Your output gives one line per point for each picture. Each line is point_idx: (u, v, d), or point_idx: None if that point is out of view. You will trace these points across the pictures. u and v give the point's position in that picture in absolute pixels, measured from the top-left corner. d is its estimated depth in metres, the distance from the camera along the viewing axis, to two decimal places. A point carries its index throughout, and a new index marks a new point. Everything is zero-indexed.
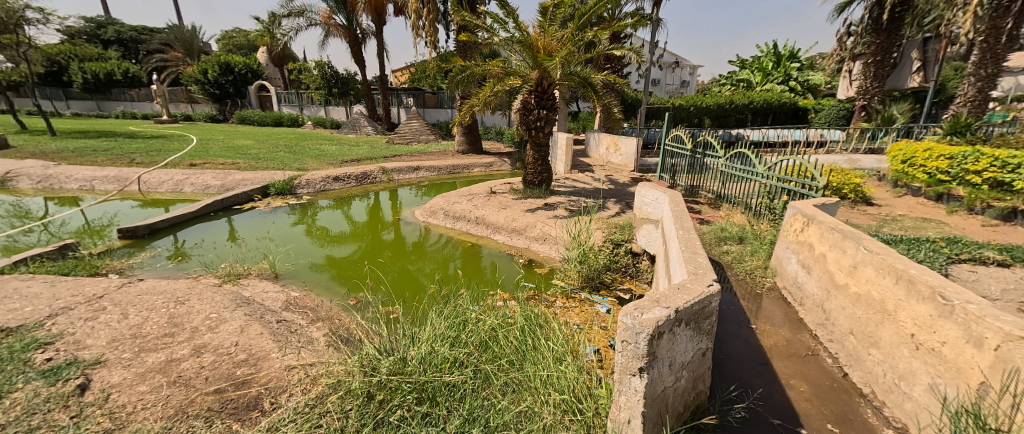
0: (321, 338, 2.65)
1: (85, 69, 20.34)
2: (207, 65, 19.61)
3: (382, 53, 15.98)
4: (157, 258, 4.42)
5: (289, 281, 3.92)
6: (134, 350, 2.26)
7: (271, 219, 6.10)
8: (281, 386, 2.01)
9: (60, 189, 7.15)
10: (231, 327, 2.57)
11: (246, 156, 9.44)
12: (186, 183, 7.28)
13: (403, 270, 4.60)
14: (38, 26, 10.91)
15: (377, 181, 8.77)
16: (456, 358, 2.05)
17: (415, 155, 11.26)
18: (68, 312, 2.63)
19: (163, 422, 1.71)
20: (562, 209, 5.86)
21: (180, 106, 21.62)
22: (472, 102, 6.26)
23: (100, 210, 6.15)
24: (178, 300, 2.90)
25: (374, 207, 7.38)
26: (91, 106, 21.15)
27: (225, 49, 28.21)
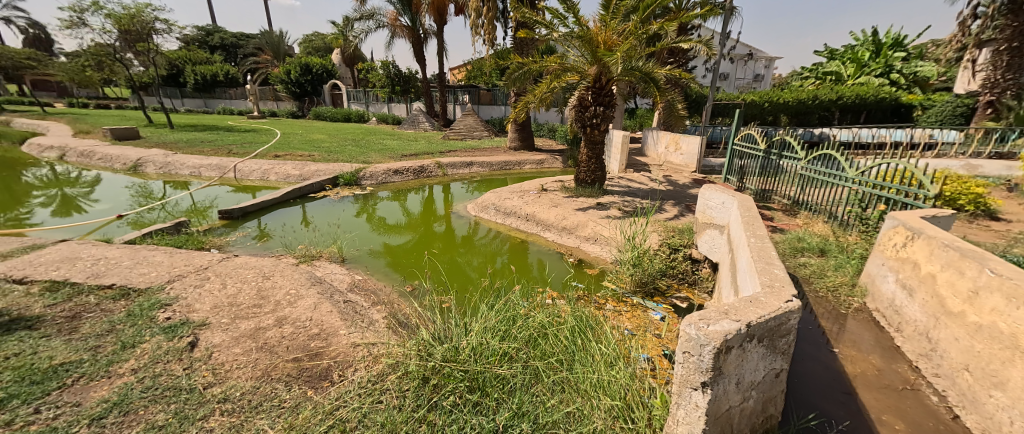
0: (382, 320, 2.84)
1: (196, 72, 23.62)
2: (290, 66, 21.80)
3: (442, 52, 16.60)
4: (247, 237, 5.03)
5: (354, 265, 4.26)
6: (231, 316, 2.61)
7: (338, 207, 6.64)
8: (347, 361, 2.18)
9: (176, 174, 8.41)
10: (307, 303, 2.85)
11: (320, 149, 10.36)
12: (271, 172, 8.18)
13: (454, 261, 4.77)
14: (164, 35, 12.88)
15: (432, 175, 9.14)
16: (506, 351, 2.08)
17: (469, 151, 11.56)
18: (182, 279, 3.09)
19: (253, 381, 1.95)
20: (615, 209, 5.67)
21: (268, 104, 24.30)
22: (528, 99, 6.27)
23: (204, 194, 7.13)
24: (264, 275, 3.28)
25: (428, 200, 7.72)
26: (199, 103, 24.55)
27: (306, 51, 31.14)
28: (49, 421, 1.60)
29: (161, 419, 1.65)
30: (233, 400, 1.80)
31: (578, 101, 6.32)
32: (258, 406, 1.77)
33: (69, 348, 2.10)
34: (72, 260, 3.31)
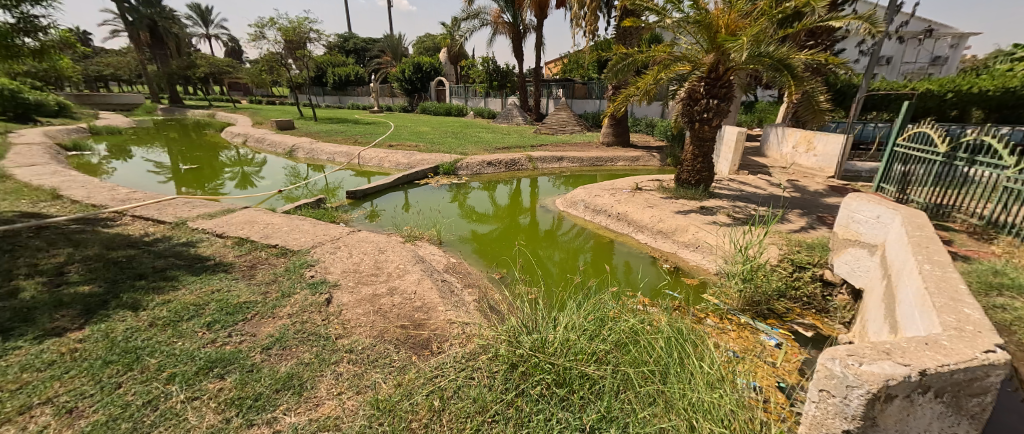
0: (473, 301, 3.02)
1: (334, 73, 28.01)
2: (405, 66, 24.34)
3: (540, 46, 16.71)
4: (364, 215, 5.81)
5: (449, 248, 4.60)
6: (355, 282, 3.05)
7: (436, 194, 7.23)
8: (444, 335, 2.37)
9: (316, 159, 10.13)
10: (412, 278, 3.17)
11: (425, 140, 11.39)
12: (386, 160, 9.29)
13: (538, 254, 4.80)
14: (314, 43, 15.50)
15: (523, 168, 9.33)
16: (595, 351, 2.01)
17: (559, 145, 11.47)
18: (320, 246, 3.72)
19: (371, 339, 2.26)
20: (722, 215, 5.05)
21: (385, 99, 27.60)
22: (630, 92, 5.92)
23: (336, 176, 8.45)
24: (379, 249, 3.76)
25: (515, 192, 7.90)
26: (335, 100, 29.08)
27: (419, 51, 34.47)
28: (238, 344, 2.09)
29: (307, 358, 2.02)
30: (356, 352, 2.11)
31: (687, 94, 5.74)
32: (374, 360, 2.04)
33: (249, 291, 2.70)
34: (250, 223, 4.23)
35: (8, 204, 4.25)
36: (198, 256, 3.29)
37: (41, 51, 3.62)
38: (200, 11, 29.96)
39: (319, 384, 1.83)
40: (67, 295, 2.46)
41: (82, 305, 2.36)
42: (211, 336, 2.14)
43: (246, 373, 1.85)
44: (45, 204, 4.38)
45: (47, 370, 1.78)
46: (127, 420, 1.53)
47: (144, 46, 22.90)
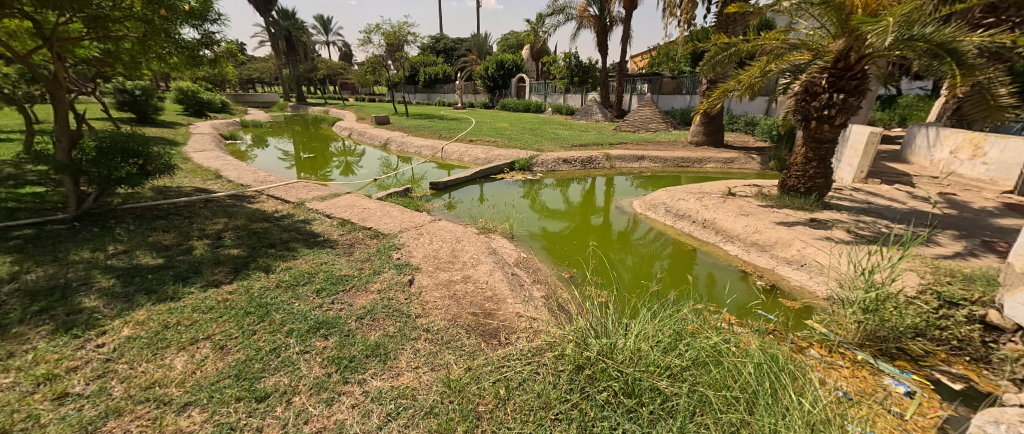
0: (542, 297, 3.04)
1: (426, 72, 30.24)
2: (489, 63, 25.20)
3: (627, 39, 15.95)
4: (443, 206, 6.19)
5: (519, 243, 4.68)
6: (434, 267, 3.28)
7: (510, 190, 7.39)
8: (512, 327, 2.43)
9: (406, 151, 11.07)
10: (484, 268, 3.30)
11: (504, 136, 11.70)
12: (466, 154, 9.77)
13: (610, 257, 4.63)
14: (410, 44, 16.88)
15: (599, 167, 9.05)
16: (669, 366, 1.87)
17: (641, 144, 10.85)
18: (406, 231, 4.07)
19: (446, 321, 2.42)
20: (839, 230, 4.30)
21: (469, 96, 29.00)
22: (729, 86, 5.33)
23: (422, 168, 9.15)
24: (457, 238, 3.98)
25: (589, 191, 7.71)
26: (425, 97, 31.43)
27: (503, 49, 35.49)
28: (338, 310, 2.40)
29: (392, 331, 2.24)
30: (432, 332, 2.27)
31: (804, 87, 4.96)
32: (448, 342, 2.19)
33: (348, 266, 3.09)
34: (351, 207, 4.81)
35: (187, 180, 5.47)
36: (311, 232, 3.85)
37: (213, 60, 4.53)
38: (321, 20, 34.70)
39: (400, 356, 2.02)
40: (222, 255, 3.08)
41: (231, 264, 2.93)
42: (319, 301, 2.49)
43: (344, 336, 2.13)
44: (210, 182, 5.53)
45: (207, 313, 2.26)
46: (257, 361, 1.87)
47: (280, 53, 27.41)
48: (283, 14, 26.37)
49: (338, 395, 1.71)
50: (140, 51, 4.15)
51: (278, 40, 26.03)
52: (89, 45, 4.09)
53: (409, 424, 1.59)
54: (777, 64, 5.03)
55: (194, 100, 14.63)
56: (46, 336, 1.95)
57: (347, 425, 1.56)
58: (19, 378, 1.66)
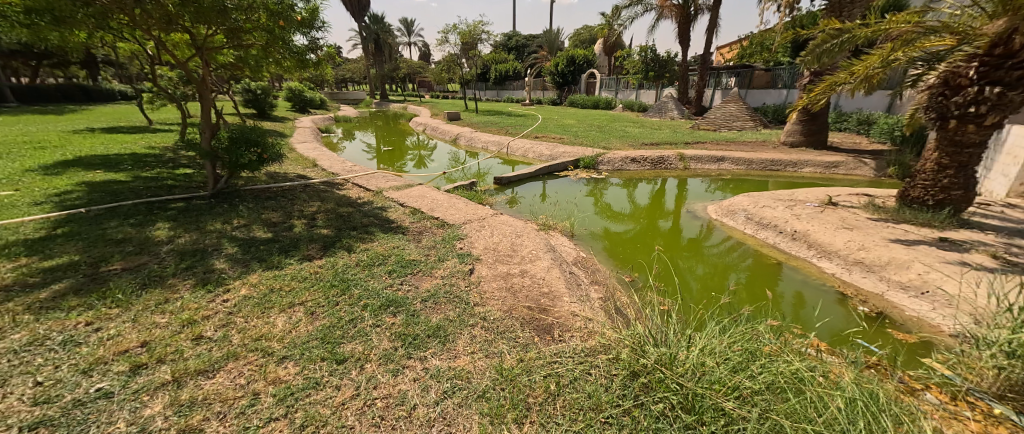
0: (599, 299, 2.97)
1: (497, 69, 30.96)
2: (560, 59, 24.98)
3: (712, 29, 14.67)
4: (505, 200, 6.32)
5: (579, 242, 4.62)
6: (493, 259, 3.38)
7: (574, 187, 7.31)
8: (567, 324, 2.43)
9: (473, 146, 11.50)
10: (542, 264, 3.32)
11: (570, 133, 11.56)
12: (531, 151, 9.85)
13: (678, 264, 4.35)
14: (484, 42, 17.40)
15: (672, 167, 8.52)
16: (738, 387, 1.70)
17: (722, 143, 9.96)
18: (469, 223, 4.25)
19: (502, 312, 2.50)
20: (979, 255, 3.52)
21: (537, 93, 29.13)
22: (836, 79, 4.64)
23: (487, 163, 9.43)
24: (517, 232, 4.06)
25: (657, 192, 7.30)
26: (494, 94, 32.27)
27: (574, 44, 34.93)
28: (406, 291, 2.63)
29: (452, 315, 2.39)
30: (488, 321, 2.37)
31: (940, 79, 4.13)
32: (502, 332, 2.26)
33: (416, 251, 3.34)
34: (421, 197, 5.16)
35: (291, 167, 6.33)
36: (387, 218, 4.23)
37: (317, 61, 5.17)
38: (405, 23, 37.31)
39: (457, 340, 2.14)
40: (316, 234, 3.54)
41: (322, 242, 3.36)
42: (390, 281, 2.74)
43: (410, 315, 2.32)
44: (308, 170, 6.34)
45: (303, 282, 2.62)
46: (338, 328, 2.13)
47: (369, 54, 30.15)
48: (373, 19, 28.90)
49: (402, 368, 1.87)
50: (263, 56, 4.89)
51: (368, 42, 28.63)
52: (227, 52, 4.95)
53: (462, 403, 1.70)
54: (905, 51, 4.22)
55: (299, 98, 16.78)
56: (191, 288, 2.44)
57: (409, 396, 1.70)
58: (173, 319, 2.11)
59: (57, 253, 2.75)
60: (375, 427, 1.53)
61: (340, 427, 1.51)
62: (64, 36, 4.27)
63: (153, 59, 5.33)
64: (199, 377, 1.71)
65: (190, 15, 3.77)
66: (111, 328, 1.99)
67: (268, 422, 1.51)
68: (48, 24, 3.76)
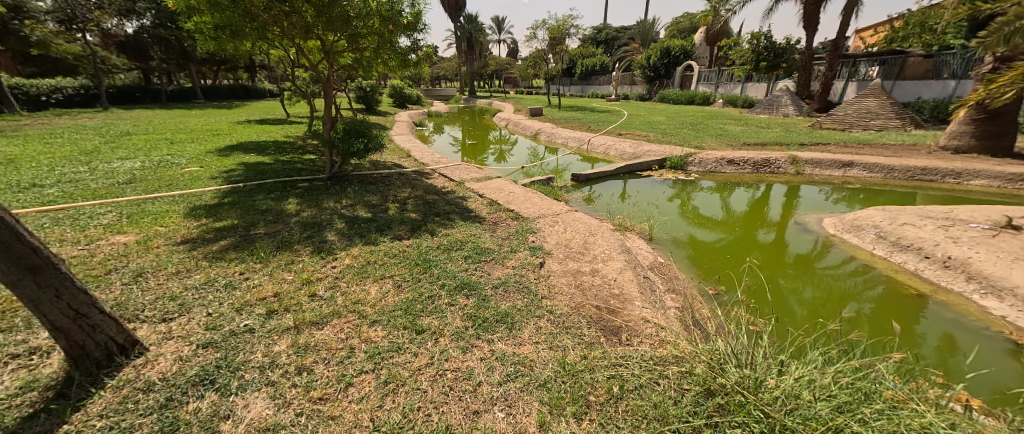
0: (676, 307, 2.77)
1: (583, 64, 30.29)
2: (652, 51, 23.45)
3: (849, 10, 12.40)
4: (582, 198, 6.21)
5: (659, 246, 4.33)
6: (564, 255, 3.37)
7: (657, 188, 6.87)
8: (637, 330, 2.31)
9: (553, 142, 11.51)
10: (615, 265, 3.17)
11: (658, 130, 10.88)
12: (612, 148, 9.52)
13: (778, 281, 3.81)
14: (573, 36, 17.18)
15: (778, 171, 7.49)
16: (842, 429, 1.45)
17: (849, 146, 8.42)
18: (543, 218, 4.30)
19: (569, 308, 2.49)
20: None
21: (625, 88, 27.88)
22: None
23: (566, 160, 9.34)
24: (591, 231, 3.96)
25: (758, 199, 6.48)
26: (579, 90, 31.73)
27: (671, 34, 32.48)
28: (479, 276, 2.81)
29: (520, 304, 2.47)
30: (555, 315, 2.40)
31: None
32: (568, 327, 2.27)
33: (491, 240, 3.51)
34: (499, 189, 5.38)
35: (389, 157, 7.09)
36: (467, 207, 4.50)
37: (417, 61, 5.69)
38: (496, 21, 38.53)
39: (523, 328, 2.22)
40: (406, 217, 3.94)
41: (411, 225, 3.73)
42: (467, 266, 2.95)
43: (481, 299, 2.48)
44: (403, 160, 7.02)
45: (394, 258, 2.96)
46: (419, 303, 2.37)
47: (462, 53, 31.92)
48: (467, 19, 30.46)
49: (471, 346, 2.02)
50: (373, 58, 5.55)
51: (461, 41, 30.31)
52: (346, 55, 5.73)
53: (524, 388, 1.77)
54: None
55: (399, 94, 18.56)
56: (310, 253, 2.93)
57: (475, 373, 1.83)
58: (296, 277, 2.57)
59: (222, 217, 3.52)
60: (444, 395, 1.69)
61: (415, 390, 1.70)
62: (235, 46, 5.37)
63: (293, 62, 6.42)
64: (312, 327, 2.06)
65: (321, 24, 4.46)
66: (255, 279, 2.50)
67: (359, 373, 1.76)
68: (225, 37, 4.77)
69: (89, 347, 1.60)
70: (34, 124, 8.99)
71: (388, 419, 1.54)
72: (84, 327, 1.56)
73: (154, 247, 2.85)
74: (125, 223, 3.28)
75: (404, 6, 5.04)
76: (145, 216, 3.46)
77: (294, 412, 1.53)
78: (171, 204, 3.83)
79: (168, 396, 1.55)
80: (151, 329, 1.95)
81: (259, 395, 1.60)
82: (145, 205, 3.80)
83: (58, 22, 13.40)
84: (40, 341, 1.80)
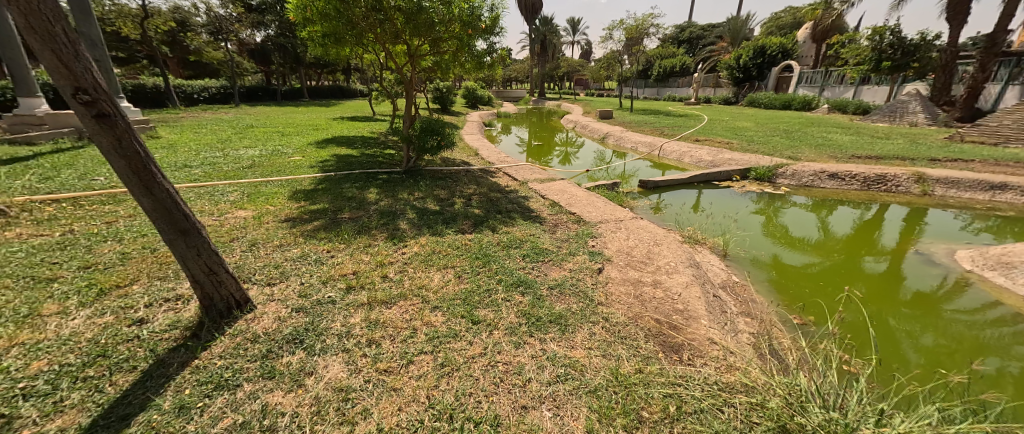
0: (750, 331, 2.49)
1: (661, 65, 28.71)
2: (743, 51, 21.39)
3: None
4: (648, 206, 5.92)
5: (733, 264, 3.95)
6: (625, 263, 3.22)
7: (736, 201, 6.27)
8: (700, 350, 2.12)
9: (622, 146, 11.11)
10: (682, 278, 2.94)
11: (743, 137, 9.92)
12: (687, 155, 8.91)
13: (887, 319, 3.22)
14: (651, 36, 16.37)
15: (897, 190, 6.38)
16: None
17: (1001, 163, 6.85)
18: (604, 223, 4.18)
19: (626, 318, 2.38)
20: None
21: (707, 91, 25.84)
22: None
23: (634, 165, 8.93)
24: (656, 241, 3.74)
25: (866, 222, 5.56)
26: (654, 92, 30.16)
27: (769, 31, 29.31)
28: (536, 275, 2.84)
29: (575, 308, 2.44)
30: (611, 322, 2.31)
31: None
32: (624, 337, 2.17)
33: (550, 242, 3.53)
34: (562, 191, 5.37)
35: (459, 155, 7.46)
36: (528, 207, 4.57)
37: (492, 63, 5.90)
38: (572, 22, 38.21)
39: (577, 332, 2.19)
40: (470, 212, 4.13)
41: (474, 220, 3.90)
42: (524, 264, 3.01)
43: (536, 298, 2.51)
44: (471, 158, 7.32)
45: (457, 250, 3.13)
46: (477, 295, 2.47)
47: (535, 55, 32.25)
48: (543, 21, 30.64)
49: (524, 343, 2.06)
50: (451, 60, 5.86)
51: (535, 43, 30.55)
52: (427, 58, 6.15)
53: (573, 392, 1.76)
54: None
55: (472, 95, 19.36)
56: (384, 239, 3.22)
57: (525, 369, 1.87)
58: (372, 259, 2.85)
59: (317, 201, 4.03)
60: (495, 385, 1.75)
61: (468, 376, 1.79)
62: (337, 51, 6.07)
63: (382, 64, 7.08)
64: (382, 306, 2.27)
65: (409, 30, 4.85)
66: (339, 257, 2.83)
67: (419, 353, 1.91)
68: (330, 44, 5.43)
69: (216, 299, 1.96)
70: (187, 116, 11.10)
71: (442, 399, 1.65)
72: (214, 282, 1.92)
73: (265, 222, 3.36)
74: (245, 200, 3.92)
75: (484, 11, 5.28)
76: (259, 196, 4.10)
77: (363, 378, 1.71)
78: (279, 187, 4.48)
79: (268, 348, 1.83)
80: (258, 291, 2.31)
81: (336, 359, 1.81)
82: (260, 186, 4.49)
83: (208, 33, 16.34)
84: (183, 290, 2.25)
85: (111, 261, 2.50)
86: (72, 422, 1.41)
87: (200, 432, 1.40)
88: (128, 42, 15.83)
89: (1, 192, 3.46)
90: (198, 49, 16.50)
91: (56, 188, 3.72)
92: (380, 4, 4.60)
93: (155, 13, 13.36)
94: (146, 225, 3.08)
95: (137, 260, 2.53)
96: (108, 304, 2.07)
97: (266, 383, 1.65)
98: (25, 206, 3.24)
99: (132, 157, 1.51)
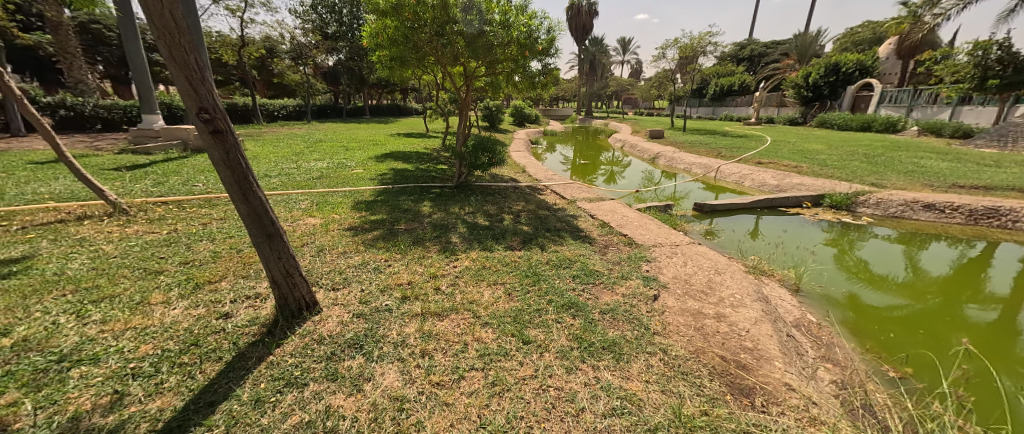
0: (834, 380, 2.19)
1: (718, 83, 27.48)
2: (814, 68, 19.84)
3: None
4: (703, 230, 5.56)
5: (806, 300, 3.56)
6: (683, 291, 3.01)
7: (806, 230, 5.70)
8: (776, 397, 1.90)
9: (673, 167, 10.67)
10: (749, 313, 2.68)
11: (815, 160, 9.10)
12: (749, 178, 8.31)
13: (1006, 377, 2.69)
14: (709, 54, 15.68)
15: (1014, 226, 5.44)
16: None
17: None
18: (658, 247, 3.99)
19: (687, 352, 2.21)
20: None
21: (770, 110, 24.48)
22: None
23: (686, 187, 8.50)
24: (716, 269, 3.49)
25: (969, 261, 4.77)
26: (709, 111, 28.91)
27: (843, 47, 27.13)
28: (587, 298, 2.74)
29: (630, 335, 2.32)
30: (670, 355, 2.16)
31: None
32: (684, 373, 2.01)
33: (600, 263, 3.42)
34: (612, 211, 5.24)
35: (508, 172, 7.60)
36: (577, 226, 4.50)
37: (544, 83, 5.99)
38: (623, 42, 38.21)
39: (632, 362, 2.07)
40: (519, 228, 4.15)
41: (523, 237, 3.90)
42: (575, 285, 2.93)
43: (588, 321, 2.42)
44: (519, 175, 7.44)
45: (507, 266, 3.14)
46: (526, 313, 2.44)
47: (585, 74, 32.32)
48: (593, 42, 30.98)
49: (576, 368, 1.98)
50: (505, 80, 6.06)
51: (584, 63, 30.69)
52: (483, 79, 6.40)
53: (631, 428, 1.64)
54: None
55: (520, 114, 19.78)
56: (437, 251, 3.33)
57: (578, 398, 1.78)
58: (426, 270, 2.94)
59: (376, 212, 4.28)
60: (546, 411, 1.69)
61: (519, 398, 1.75)
62: (400, 73, 6.53)
63: (440, 84, 7.48)
64: (435, 318, 2.32)
65: (469, 53, 5.09)
66: (396, 266, 2.95)
67: (471, 369, 1.91)
68: (395, 67, 5.85)
69: (289, 300, 2.12)
70: (269, 131, 12.48)
71: (493, 419, 1.63)
72: (288, 284, 2.07)
73: (331, 230, 3.62)
74: (315, 209, 4.26)
75: (540, 33, 5.42)
76: (327, 205, 4.43)
77: (417, 390, 1.73)
78: (343, 198, 4.81)
79: (332, 351, 1.93)
80: (324, 294, 2.47)
81: (392, 367, 1.86)
82: (327, 196, 4.86)
83: (291, 58, 18.42)
84: (262, 289, 2.46)
85: (205, 258, 2.82)
86: (169, 404, 1.57)
87: (272, 427, 1.49)
88: (228, 67, 18.29)
89: (125, 193, 4.08)
90: (282, 72, 18.61)
91: (165, 192, 4.30)
92: (444, 29, 4.87)
93: (250, 42, 15.32)
94: (234, 228, 3.45)
95: (226, 259, 2.82)
96: (202, 298, 2.31)
97: (329, 385, 1.73)
98: (142, 207, 3.79)
99: (236, 169, 1.71)
